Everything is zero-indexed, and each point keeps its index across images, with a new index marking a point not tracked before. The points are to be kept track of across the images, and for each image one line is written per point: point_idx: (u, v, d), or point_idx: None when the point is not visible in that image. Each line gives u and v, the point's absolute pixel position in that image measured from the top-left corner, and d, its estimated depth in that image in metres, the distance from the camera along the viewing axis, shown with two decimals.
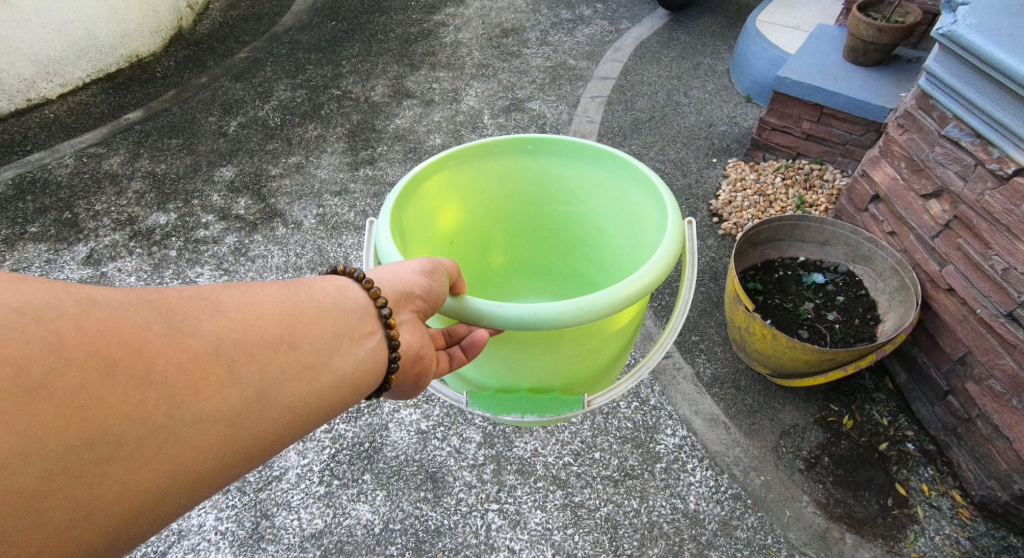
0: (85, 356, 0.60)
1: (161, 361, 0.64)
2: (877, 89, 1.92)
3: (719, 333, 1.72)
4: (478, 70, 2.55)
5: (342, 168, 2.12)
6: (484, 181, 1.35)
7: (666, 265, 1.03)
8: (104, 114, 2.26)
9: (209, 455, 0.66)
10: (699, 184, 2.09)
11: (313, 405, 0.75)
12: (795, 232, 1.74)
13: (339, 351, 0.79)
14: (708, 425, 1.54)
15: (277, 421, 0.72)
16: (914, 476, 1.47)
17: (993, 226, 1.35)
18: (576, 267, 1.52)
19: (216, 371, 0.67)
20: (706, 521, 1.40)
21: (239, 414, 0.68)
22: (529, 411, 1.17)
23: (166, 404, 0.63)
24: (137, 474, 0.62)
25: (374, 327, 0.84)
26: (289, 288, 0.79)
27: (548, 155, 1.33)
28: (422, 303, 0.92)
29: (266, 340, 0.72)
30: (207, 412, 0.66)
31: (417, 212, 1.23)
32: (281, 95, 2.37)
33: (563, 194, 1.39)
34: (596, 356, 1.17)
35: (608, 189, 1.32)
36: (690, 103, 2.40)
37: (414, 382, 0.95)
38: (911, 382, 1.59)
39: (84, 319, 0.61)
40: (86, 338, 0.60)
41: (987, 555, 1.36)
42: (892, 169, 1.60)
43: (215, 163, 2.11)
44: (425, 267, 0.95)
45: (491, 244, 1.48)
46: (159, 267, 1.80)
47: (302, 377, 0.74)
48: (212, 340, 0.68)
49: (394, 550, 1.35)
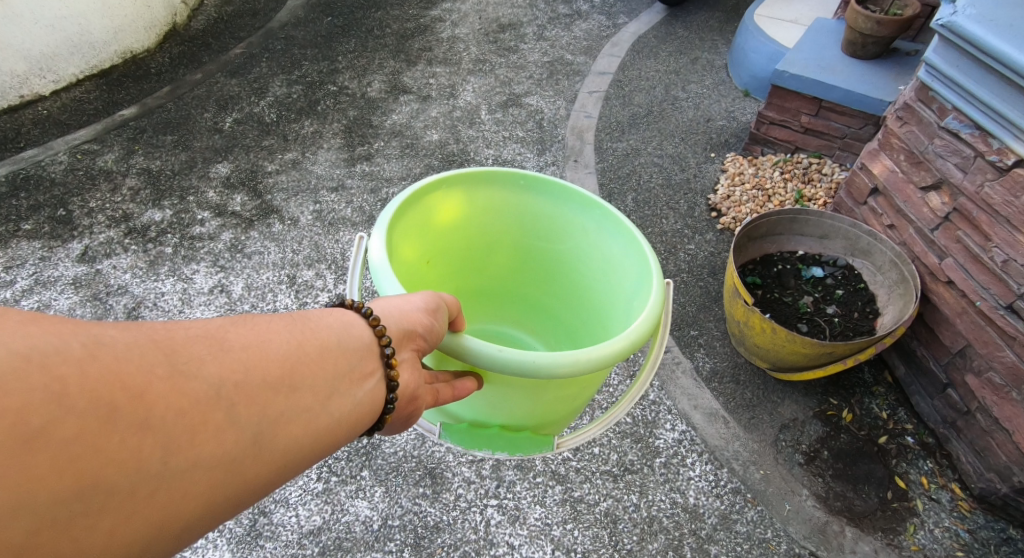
0: (84, 403, 0.57)
1: (162, 407, 0.61)
2: (876, 81, 1.91)
3: (718, 328, 1.71)
4: (475, 65, 2.54)
5: (339, 164, 2.11)
6: (464, 209, 1.26)
7: (652, 328, 1.01)
8: (98, 110, 2.24)
9: (199, 502, 0.64)
10: (698, 178, 2.08)
11: (309, 448, 0.72)
12: (794, 226, 1.74)
13: (338, 394, 0.76)
14: (708, 420, 1.54)
15: (271, 465, 0.69)
16: (914, 469, 1.47)
17: (993, 218, 1.34)
18: (546, 302, 1.45)
19: (215, 416, 0.64)
20: (706, 515, 1.39)
21: (234, 460, 0.66)
22: (500, 448, 1.12)
23: (162, 452, 0.61)
24: (125, 524, 0.59)
25: (374, 367, 0.81)
26: (293, 326, 0.75)
27: (538, 194, 1.27)
28: (424, 343, 0.90)
29: (268, 379, 0.69)
30: (203, 457, 0.63)
31: (405, 232, 1.15)
32: (277, 92, 2.36)
33: (540, 231, 1.33)
34: (571, 401, 1.13)
35: (590, 235, 1.27)
36: (688, 97, 2.39)
37: (404, 419, 0.92)
38: (910, 376, 1.59)
39: (89, 363, 0.59)
40: (89, 383, 0.58)
41: (986, 547, 1.36)
42: (891, 161, 1.60)
43: (210, 160, 2.10)
44: (430, 304, 0.92)
45: (466, 272, 1.39)
46: (154, 264, 1.80)
47: (300, 419, 0.71)
48: (214, 383, 0.65)
49: (393, 546, 1.34)
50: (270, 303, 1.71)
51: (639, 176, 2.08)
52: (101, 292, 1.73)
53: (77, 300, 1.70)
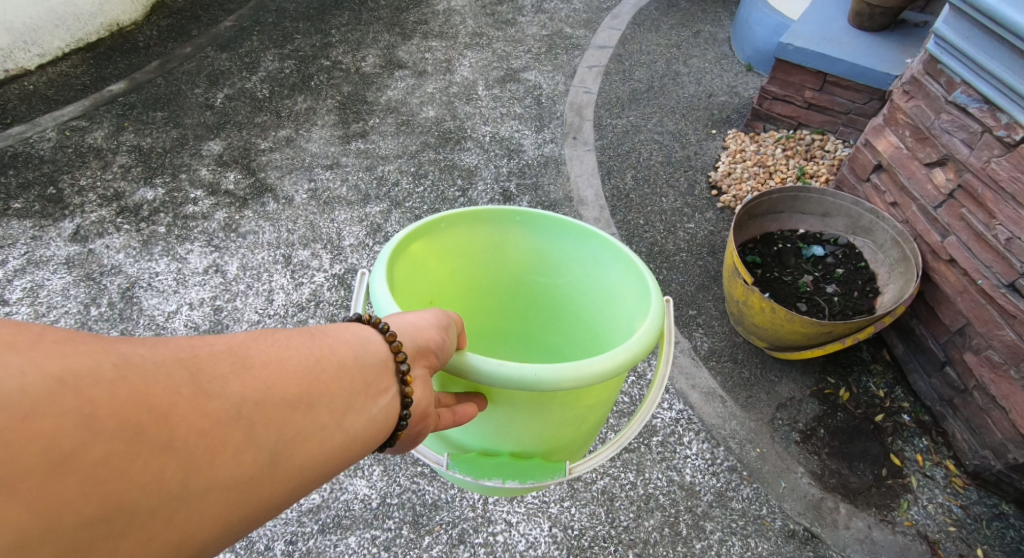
0: (113, 426, 0.55)
1: (186, 427, 0.59)
2: (882, 54, 1.87)
3: (717, 308, 1.70)
4: (472, 39, 2.49)
5: (333, 141, 2.07)
6: (462, 248, 1.22)
7: (651, 342, 0.98)
8: (86, 86, 2.19)
9: (217, 523, 0.61)
10: (698, 156, 2.05)
11: (324, 466, 0.70)
12: (795, 204, 1.72)
13: (354, 410, 0.74)
14: (705, 399, 1.53)
15: (287, 483, 0.67)
16: (909, 447, 1.47)
17: (998, 195, 1.33)
18: (549, 338, 1.40)
19: (236, 435, 0.62)
20: (702, 493, 1.39)
21: (253, 479, 0.64)
22: (510, 476, 1.07)
23: (186, 472, 0.59)
24: (147, 546, 0.57)
25: (389, 384, 0.79)
26: (311, 341, 0.73)
27: (534, 229, 1.23)
28: (436, 359, 0.87)
29: (288, 397, 0.67)
30: (222, 477, 0.61)
31: (403, 275, 1.11)
32: (269, 67, 2.31)
33: (537, 264, 1.28)
34: (580, 424, 1.08)
35: (588, 267, 1.24)
36: (690, 72, 2.35)
37: (414, 436, 0.89)
38: (908, 354, 1.58)
39: (119, 385, 0.57)
40: (117, 405, 0.56)
41: (979, 522, 1.37)
42: (896, 138, 1.57)
43: (202, 137, 2.06)
44: (440, 320, 0.90)
45: (467, 313, 1.34)
46: (148, 244, 1.78)
47: (316, 437, 0.69)
48: (235, 403, 0.63)
49: (392, 524, 1.34)
50: (265, 282, 1.69)
51: (639, 154, 2.05)
52: (94, 271, 1.71)
53: (71, 280, 1.68)
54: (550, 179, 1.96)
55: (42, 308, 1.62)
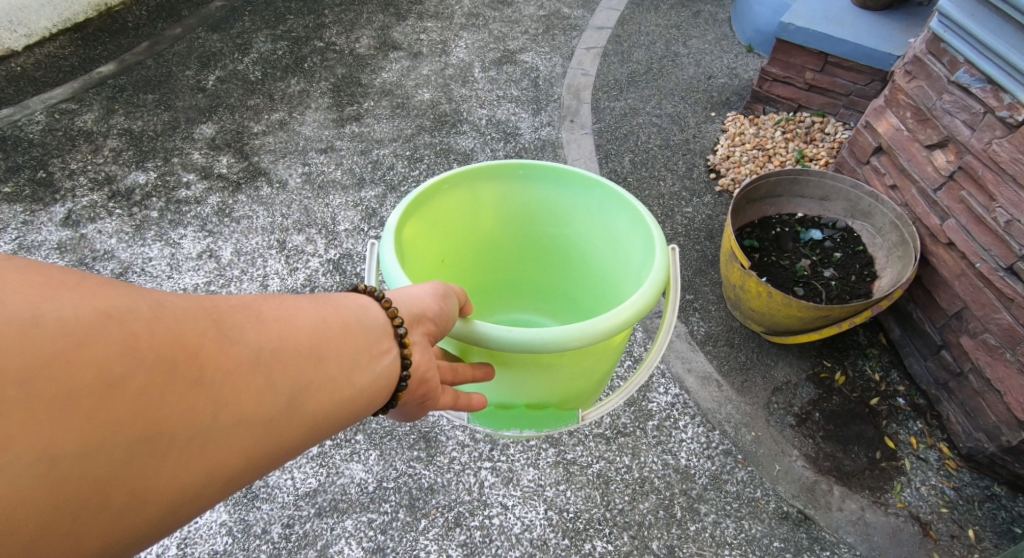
0: (152, 357, 0.57)
1: (214, 366, 0.61)
2: (885, 34, 1.85)
3: (713, 292, 1.69)
4: (468, 20, 2.45)
5: (328, 125, 2.04)
6: (469, 205, 1.21)
7: (657, 291, 0.97)
8: (75, 67, 2.15)
9: (240, 459, 0.63)
10: (697, 139, 2.04)
11: (337, 416, 0.72)
12: (793, 187, 1.71)
13: (363, 366, 0.74)
14: (700, 383, 1.53)
15: (303, 429, 0.68)
16: (903, 429, 1.47)
17: (999, 177, 1.32)
18: (560, 290, 1.40)
19: (258, 378, 0.64)
20: (697, 476, 1.39)
21: (274, 420, 0.65)
22: (528, 427, 1.11)
23: (214, 408, 0.61)
24: (179, 473, 0.59)
25: (389, 345, 0.78)
26: (318, 302, 0.74)
27: (538, 181, 1.21)
28: (434, 326, 0.86)
29: (302, 348, 0.68)
30: (247, 415, 0.63)
31: (412, 237, 1.10)
32: (261, 48, 2.28)
33: (545, 216, 1.27)
34: (590, 375, 1.09)
35: (595, 216, 1.22)
36: (689, 53, 2.32)
37: (417, 402, 0.88)
38: (904, 338, 1.58)
39: (153, 322, 0.59)
40: (150, 343, 0.58)
41: (971, 504, 1.37)
42: (896, 119, 1.56)
43: (194, 120, 2.03)
44: (439, 289, 0.89)
45: (478, 268, 1.34)
46: (140, 229, 1.76)
47: (329, 388, 0.70)
48: (255, 350, 0.65)
49: (388, 507, 1.34)
50: (260, 267, 1.68)
51: (637, 137, 2.03)
52: (87, 256, 1.69)
53: (63, 265, 1.67)
54: (547, 162, 1.95)
55: None
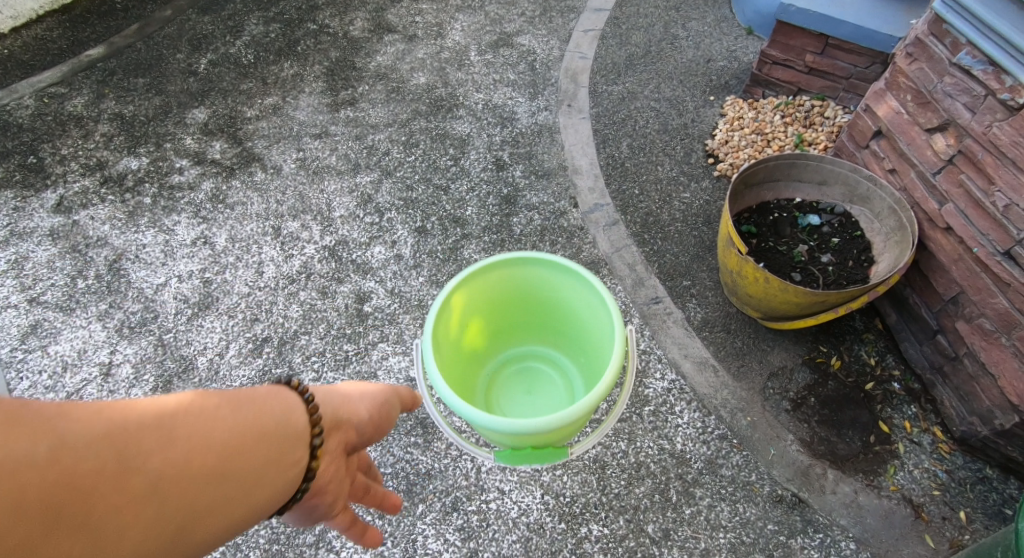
0: (37, 507, 0.58)
1: (108, 503, 0.62)
2: (886, 14, 1.82)
3: (711, 278, 1.69)
4: (464, 2, 2.42)
5: (322, 109, 2.02)
6: (467, 295, 1.26)
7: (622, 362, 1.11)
8: (63, 50, 2.12)
9: None
10: (695, 123, 2.02)
11: (244, 521, 0.72)
12: (792, 172, 1.70)
13: (274, 476, 0.74)
14: (697, 369, 1.53)
15: (208, 541, 0.69)
16: (897, 414, 1.48)
17: (999, 160, 1.31)
18: (547, 346, 1.46)
19: (156, 505, 0.64)
20: (692, 460, 1.40)
21: (173, 541, 0.66)
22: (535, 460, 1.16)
23: (108, 542, 0.61)
24: None
25: (300, 456, 0.76)
26: (236, 406, 0.73)
27: (525, 265, 1.27)
28: (353, 434, 0.87)
29: (203, 467, 0.68)
30: (143, 543, 0.64)
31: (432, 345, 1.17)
32: (253, 31, 2.24)
33: (529, 290, 1.33)
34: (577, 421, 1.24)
35: (573, 292, 1.29)
36: (688, 36, 2.29)
37: (307, 508, 0.84)
38: (901, 323, 1.57)
39: (44, 466, 0.59)
40: (33, 490, 0.58)
41: (963, 487, 1.38)
42: (897, 102, 1.54)
43: (186, 105, 2.00)
44: (378, 397, 0.92)
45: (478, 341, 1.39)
46: (134, 215, 1.75)
47: (236, 499, 0.70)
48: (154, 478, 0.64)
49: (386, 492, 1.35)
50: (254, 255, 1.68)
51: (634, 121, 2.01)
52: (79, 243, 1.69)
53: (56, 252, 1.68)
54: (544, 148, 1.93)
55: (28, 281, 1.63)
